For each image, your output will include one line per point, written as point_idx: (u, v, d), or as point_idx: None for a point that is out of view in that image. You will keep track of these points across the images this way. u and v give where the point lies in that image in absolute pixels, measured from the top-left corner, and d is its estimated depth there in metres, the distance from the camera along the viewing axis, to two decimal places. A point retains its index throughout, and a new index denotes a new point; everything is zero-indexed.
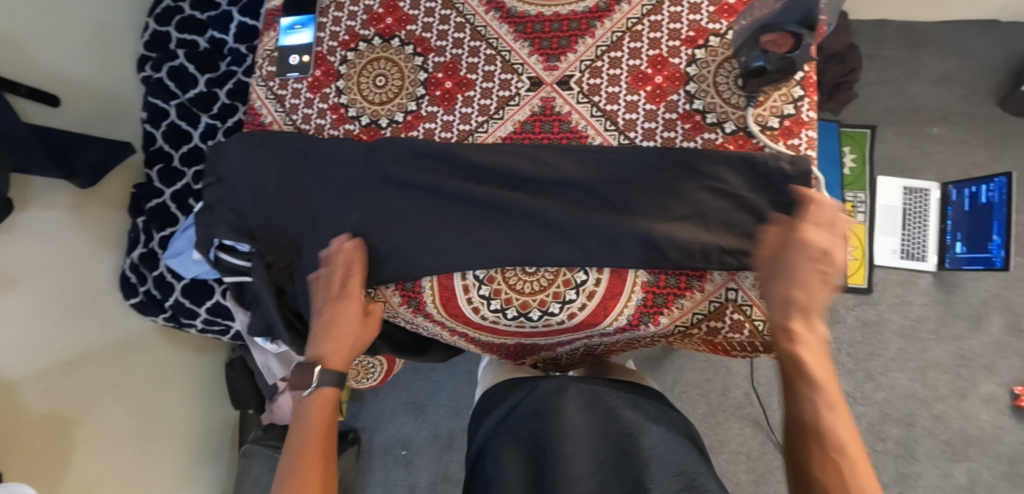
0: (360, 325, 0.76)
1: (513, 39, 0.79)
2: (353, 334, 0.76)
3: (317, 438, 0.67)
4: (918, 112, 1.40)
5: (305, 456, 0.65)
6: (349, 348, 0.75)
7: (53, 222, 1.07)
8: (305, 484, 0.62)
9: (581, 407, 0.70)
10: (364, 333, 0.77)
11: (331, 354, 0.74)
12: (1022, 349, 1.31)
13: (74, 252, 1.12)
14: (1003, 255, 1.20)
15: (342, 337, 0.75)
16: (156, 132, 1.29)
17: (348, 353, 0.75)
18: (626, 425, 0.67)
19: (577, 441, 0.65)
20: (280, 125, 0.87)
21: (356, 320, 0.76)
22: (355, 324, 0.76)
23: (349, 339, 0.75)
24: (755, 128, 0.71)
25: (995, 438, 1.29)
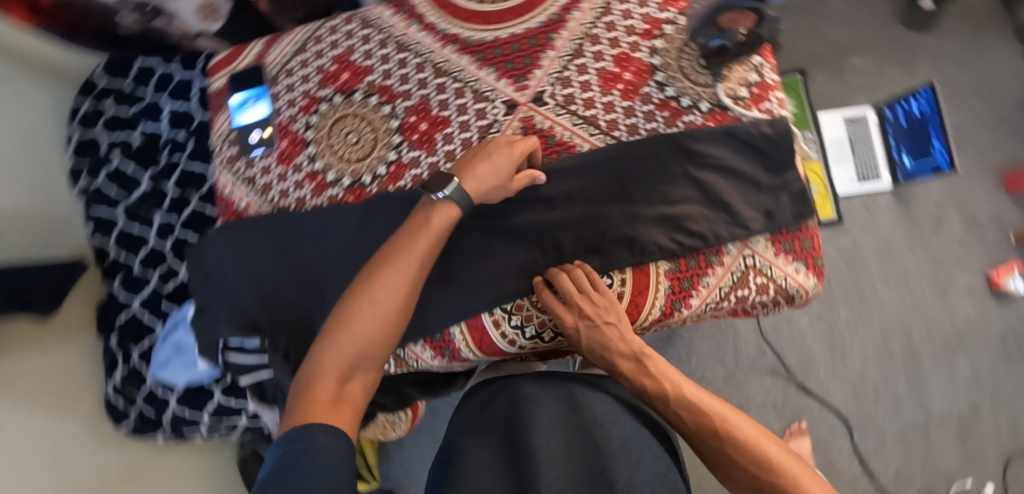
0: (508, 172, 0.70)
1: (477, 68, 0.79)
2: (502, 173, 0.69)
3: (405, 260, 0.66)
4: (837, 48, 1.50)
5: (385, 278, 0.65)
6: (488, 177, 0.68)
7: (21, 366, 1.00)
8: (362, 317, 0.63)
9: (558, 403, 0.67)
10: (507, 183, 0.70)
11: (467, 174, 0.68)
12: (983, 239, 1.42)
13: (50, 391, 1.04)
14: (949, 157, 1.40)
15: (488, 162, 0.69)
16: (109, 242, 1.21)
17: (485, 181, 0.69)
18: (600, 420, 0.65)
19: (552, 435, 0.64)
20: (257, 207, 0.84)
21: (513, 155, 0.70)
22: (509, 163, 0.69)
23: (490, 168, 0.69)
24: (728, 101, 0.75)
25: (982, 325, 1.38)
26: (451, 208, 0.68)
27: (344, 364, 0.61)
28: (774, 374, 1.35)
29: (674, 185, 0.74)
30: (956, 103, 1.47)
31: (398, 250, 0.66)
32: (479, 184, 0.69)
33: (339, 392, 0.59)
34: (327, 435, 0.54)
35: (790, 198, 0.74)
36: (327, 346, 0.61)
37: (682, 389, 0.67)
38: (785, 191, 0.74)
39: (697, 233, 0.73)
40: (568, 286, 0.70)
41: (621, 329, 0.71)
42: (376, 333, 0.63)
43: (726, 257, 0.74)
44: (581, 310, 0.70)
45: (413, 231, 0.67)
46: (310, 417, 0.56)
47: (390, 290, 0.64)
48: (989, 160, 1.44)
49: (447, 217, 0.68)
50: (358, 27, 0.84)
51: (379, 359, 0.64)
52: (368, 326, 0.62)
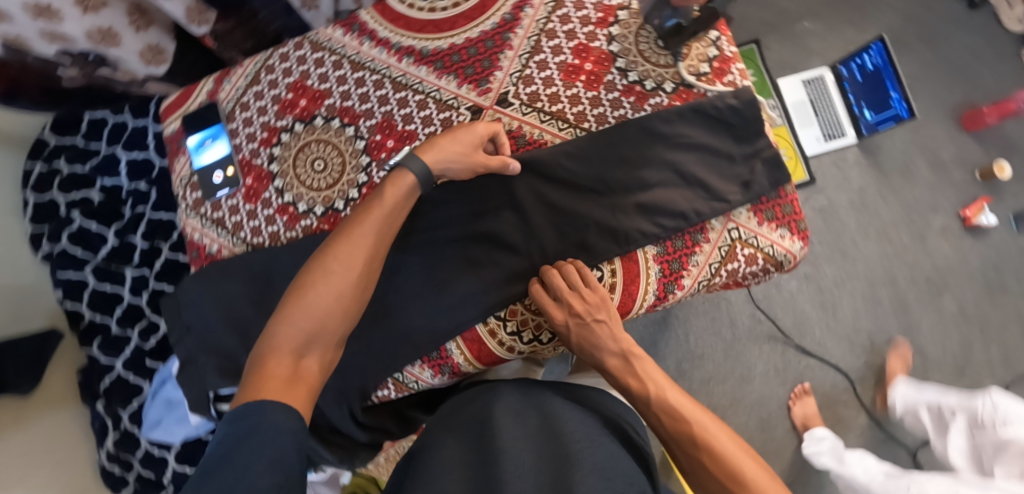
0: (472, 146, 0.71)
1: (437, 77, 0.78)
2: (467, 147, 0.71)
3: (362, 233, 0.68)
4: (786, 15, 1.53)
5: (343, 249, 0.67)
6: (449, 147, 0.70)
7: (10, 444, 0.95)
8: (320, 286, 0.64)
9: (538, 412, 0.69)
10: (472, 159, 0.71)
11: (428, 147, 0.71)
12: (951, 179, 1.46)
13: (50, 462, 1.01)
14: (907, 106, 1.41)
15: (451, 135, 0.71)
16: (82, 306, 1.17)
17: (446, 152, 0.70)
18: (578, 432, 0.66)
19: (524, 435, 0.64)
20: (230, 249, 0.81)
21: (475, 129, 0.72)
22: (472, 137, 0.71)
23: (453, 142, 0.70)
24: (692, 78, 0.74)
25: (962, 263, 1.42)
26: (408, 179, 0.70)
27: (298, 340, 0.61)
28: (771, 339, 1.36)
29: (650, 168, 0.74)
30: (906, 53, 1.50)
31: (354, 226, 0.68)
32: (439, 156, 0.70)
33: (293, 367, 0.60)
34: (275, 409, 0.54)
35: (764, 166, 0.74)
36: (285, 317, 0.62)
37: (668, 394, 0.69)
38: (758, 158, 0.74)
39: (680, 213, 0.73)
40: (558, 282, 0.70)
41: (611, 326, 0.71)
42: (333, 303, 0.64)
43: (712, 233, 0.74)
44: (575, 309, 0.69)
45: (367, 207, 0.69)
46: (260, 391, 0.56)
47: (345, 266, 0.66)
48: (945, 103, 1.48)
49: (402, 188, 0.70)
50: (309, 51, 0.82)
51: (335, 335, 0.65)
52: (322, 301, 0.64)
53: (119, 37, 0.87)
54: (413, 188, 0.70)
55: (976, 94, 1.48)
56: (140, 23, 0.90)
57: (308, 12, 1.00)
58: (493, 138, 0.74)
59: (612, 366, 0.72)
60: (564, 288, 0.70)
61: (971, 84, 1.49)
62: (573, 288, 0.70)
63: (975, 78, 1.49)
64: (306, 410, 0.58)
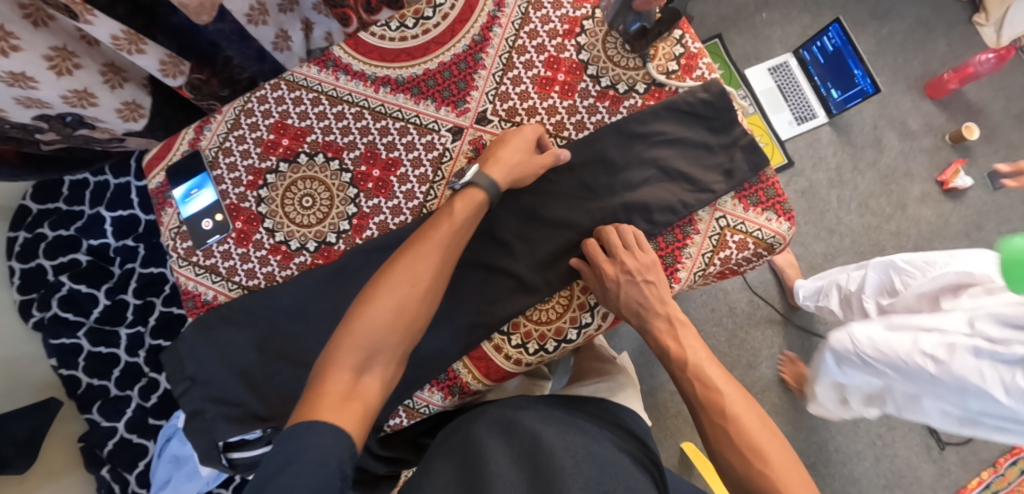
0: (526, 151, 0.73)
1: (415, 103, 0.80)
2: (522, 151, 0.73)
3: (427, 249, 0.66)
4: (743, 8, 1.59)
5: (407, 265, 0.65)
6: (508, 157, 0.72)
7: None
8: (384, 303, 0.63)
9: (542, 420, 0.71)
10: (529, 162, 0.73)
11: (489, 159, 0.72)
12: (921, 146, 1.51)
13: None
14: (871, 81, 1.42)
15: (506, 146, 0.73)
16: (78, 372, 1.16)
17: (507, 162, 0.72)
18: (577, 442, 0.68)
19: (521, 443, 0.67)
20: (227, 294, 0.81)
21: (525, 135, 0.74)
22: (524, 141, 0.73)
23: (509, 150, 0.72)
24: (662, 78, 0.76)
25: (942, 224, 1.48)
26: (473, 192, 0.70)
27: (358, 358, 0.60)
28: (772, 322, 1.41)
29: (633, 168, 0.76)
30: (863, 31, 1.56)
31: (420, 241, 0.68)
32: (501, 166, 0.71)
33: (353, 385, 0.59)
34: (326, 433, 0.53)
35: (742, 152, 0.75)
36: (346, 333, 0.61)
37: (703, 365, 0.72)
38: (736, 147, 0.76)
39: (668, 207, 0.74)
40: (616, 241, 0.72)
41: (659, 289, 0.73)
42: (396, 321, 0.63)
43: (700, 224, 0.76)
44: (624, 261, 0.70)
45: (434, 223, 0.69)
46: (317, 411, 0.56)
47: (412, 282, 0.65)
48: (906, 75, 1.54)
49: (469, 202, 0.70)
50: (285, 91, 0.82)
51: (397, 351, 0.63)
52: (384, 316, 0.62)
53: (96, 96, 0.88)
54: (481, 203, 0.71)
55: (934, 63, 1.54)
56: (114, 80, 0.90)
57: (281, 54, 1.02)
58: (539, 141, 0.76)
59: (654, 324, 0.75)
60: (615, 247, 0.71)
61: (928, 54, 1.54)
62: (626, 247, 0.72)
63: (931, 48, 1.54)
64: (359, 432, 0.57)
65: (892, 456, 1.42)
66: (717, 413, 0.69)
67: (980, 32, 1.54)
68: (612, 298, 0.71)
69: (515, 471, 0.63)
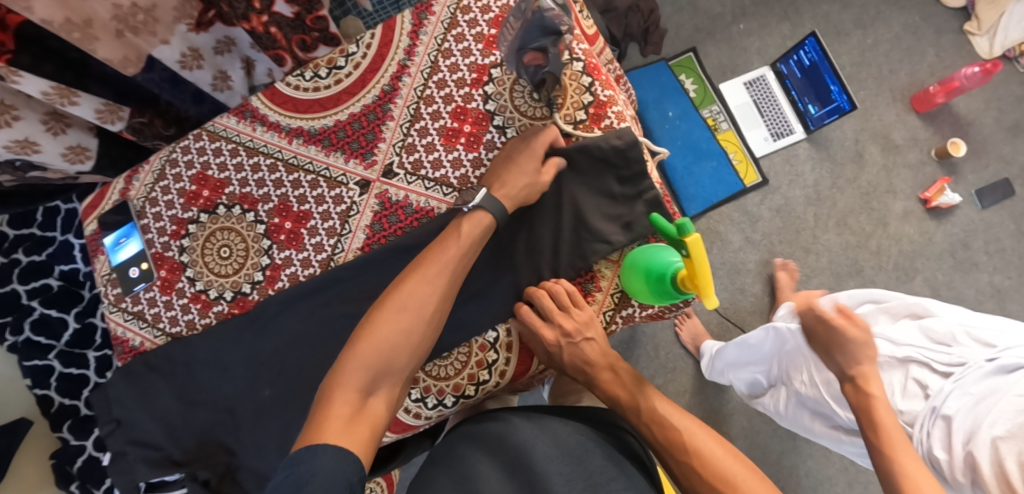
0: (534, 170, 0.72)
1: (325, 155, 0.80)
2: (530, 172, 0.71)
3: (434, 269, 0.68)
4: (720, 19, 1.52)
5: (416, 283, 0.67)
6: (516, 181, 0.71)
7: None
8: (392, 322, 0.65)
9: (536, 430, 0.72)
10: (536, 185, 0.72)
11: (500, 184, 0.72)
12: (906, 162, 1.43)
13: None
14: (847, 97, 1.35)
15: (513, 167, 0.72)
16: (51, 391, 1.21)
17: (514, 185, 0.71)
18: (570, 450, 0.69)
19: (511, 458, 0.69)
20: (153, 341, 0.84)
21: (532, 157, 0.72)
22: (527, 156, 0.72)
23: (516, 173, 0.71)
24: (567, 129, 0.75)
25: (926, 243, 1.40)
26: (481, 217, 0.70)
27: (366, 380, 0.61)
28: None
29: (536, 219, 0.75)
30: (846, 41, 1.48)
31: (427, 261, 0.68)
32: (509, 189, 0.71)
33: (357, 405, 0.60)
34: (333, 455, 0.54)
35: (645, 206, 0.74)
36: (355, 353, 0.63)
37: (657, 406, 0.73)
38: (641, 199, 0.74)
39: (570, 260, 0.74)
40: (551, 306, 0.72)
41: (599, 345, 0.75)
42: (404, 342, 0.65)
43: (603, 281, 0.76)
44: (564, 321, 0.72)
45: (442, 243, 0.69)
46: (325, 432, 0.56)
47: (419, 303, 0.66)
48: (891, 86, 1.46)
49: (476, 226, 0.70)
50: (207, 142, 0.84)
51: (403, 373, 0.65)
52: (394, 336, 0.64)
53: (39, 144, 0.91)
54: (488, 226, 0.71)
55: (923, 73, 1.45)
56: (56, 127, 0.93)
57: (221, 94, 1.05)
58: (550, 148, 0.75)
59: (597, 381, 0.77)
60: (549, 309, 0.72)
61: (916, 65, 1.46)
62: (561, 306, 0.73)
63: (919, 57, 1.46)
64: (367, 453, 0.58)
65: (867, 484, 1.34)
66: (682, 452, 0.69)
67: (972, 41, 1.46)
68: (557, 358, 0.74)
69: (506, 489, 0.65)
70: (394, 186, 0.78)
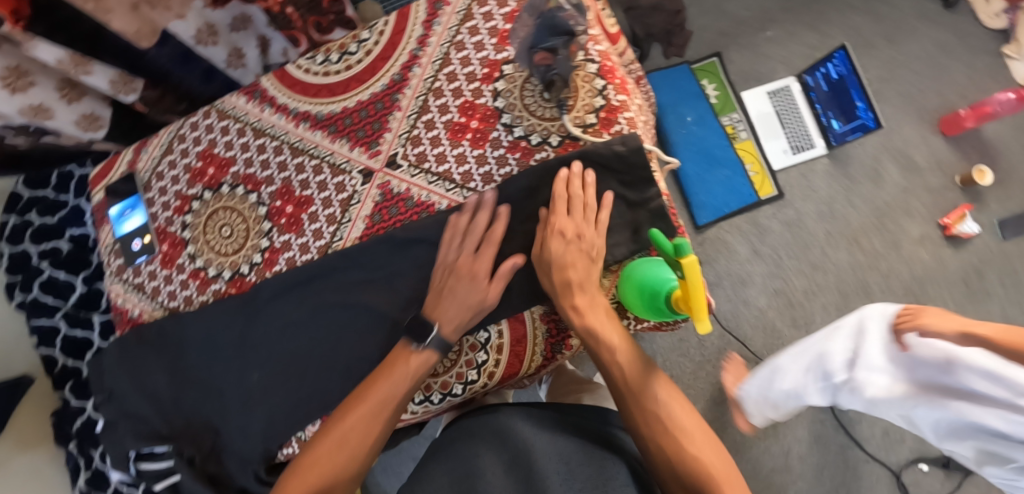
0: (478, 301, 0.70)
1: (330, 141, 0.80)
2: (474, 306, 0.70)
3: (376, 399, 0.69)
4: (745, 25, 1.49)
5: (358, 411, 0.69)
6: (457, 315, 0.70)
7: None
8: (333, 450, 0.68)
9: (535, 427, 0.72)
10: (485, 311, 0.71)
11: (443, 319, 0.70)
12: (926, 184, 1.39)
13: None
14: (872, 115, 1.39)
15: (454, 298, 0.71)
16: (55, 351, 1.24)
17: (458, 320, 0.70)
18: (569, 446, 0.70)
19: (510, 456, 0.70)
20: (149, 313, 0.85)
21: (478, 285, 0.71)
22: (471, 284, 0.71)
23: (462, 309, 0.70)
24: (575, 132, 0.73)
25: (940, 269, 1.36)
26: (427, 356, 0.70)
27: None
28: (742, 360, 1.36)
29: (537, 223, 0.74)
30: (875, 55, 1.43)
31: (369, 390, 0.70)
32: (454, 323, 0.70)
33: None
34: None
35: (650, 215, 0.72)
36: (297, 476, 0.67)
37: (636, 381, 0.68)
38: (645, 208, 0.72)
39: None
40: (556, 241, 0.69)
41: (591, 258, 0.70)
42: (345, 466, 0.68)
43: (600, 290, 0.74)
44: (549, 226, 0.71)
45: (384, 374, 0.70)
46: None
47: (357, 432, 0.69)
48: (917, 105, 1.41)
49: (419, 362, 0.70)
50: (216, 120, 0.84)
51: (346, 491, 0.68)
52: (333, 461, 0.67)
53: (52, 110, 0.92)
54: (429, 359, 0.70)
55: (953, 93, 1.40)
56: (71, 95, 0.94)
57: (235, 71, 1.04)
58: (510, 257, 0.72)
59: (598, 358, 0.70)
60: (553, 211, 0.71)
61: (946, 85, 1.41)
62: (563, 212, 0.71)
63: (950, 77, 1.41)
64: None
65: None
66: (680, 451, 0.63)
67: (1009, 65, 1.40)
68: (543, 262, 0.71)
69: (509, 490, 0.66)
70: (397, 177, 0.77)
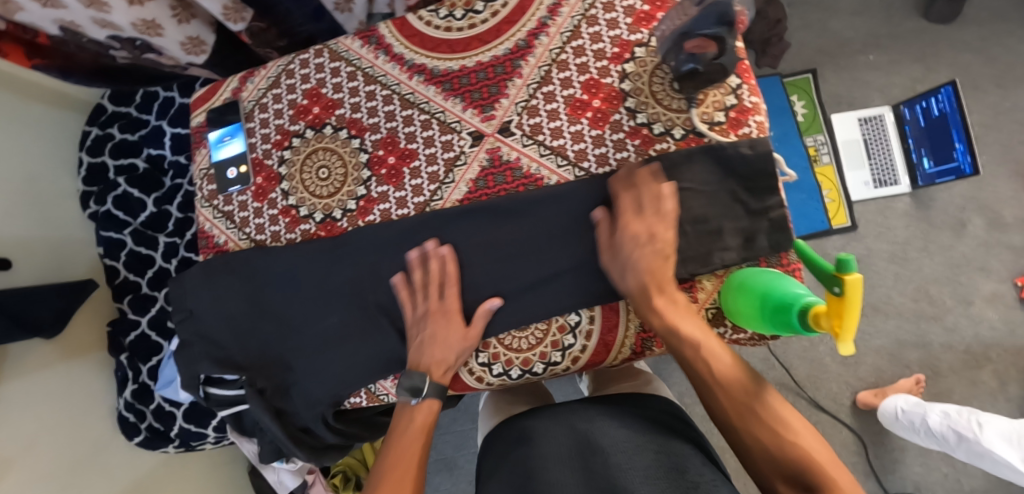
0: (461, 340, 0.72)
1: (443, 99, 0.78)
2: (460, 347, 0.72)
3: (406, 450, 0.69)
4: (846, 44, 1.36)
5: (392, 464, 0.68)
6: (446, 359, 0.72)
7: (36, 384, 1.06)
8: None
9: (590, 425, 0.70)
10: (473, 346, 0.72)
11: (434, 364, 0.72)
12: (1013, 242, 1.26)
13: (73, 396, 1.15)
14: (975, 160, 1.21)
15: (441, 344, 0.72)
16: (118, 264, 1.28)
17: (448, 361, 0.72)
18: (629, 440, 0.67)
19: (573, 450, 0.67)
20: (236, 242, 0.85)
21: (455, 328, 0.72)
22: (442, 329, 0.72)
23: (437, 352, 0.72)
24: (702, 127, 0.71)
25: (1011, 334, 1.24)
26: (431, 403, 0.73)
27: None
28: (782, 387, 1.27)
29: None
30: (981, 98, 1.31)
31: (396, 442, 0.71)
32: (445, 367, 0.72)
33: None
34: None
35: (770, 225, 0.70)
36: None
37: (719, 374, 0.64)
38: (765, 217, 0.70)
39: (686, 257, 0.70)
40: (629, 247, 0.67)
41: (660, 253, 0.67)
42: None
43: (701, 292, 0.72)
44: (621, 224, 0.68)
45: (402, 430, 0.72)
46: None
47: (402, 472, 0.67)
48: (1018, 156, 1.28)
49: (427, 411, 0.73)
50: (327, 60, 0.83)
51: None
52: None
53: (162, 28, 0.91)
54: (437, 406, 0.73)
55: None
56: (183, 15, 0.93)
57: (341, 15, 1.02)
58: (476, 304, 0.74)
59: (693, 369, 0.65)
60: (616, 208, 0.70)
61: None
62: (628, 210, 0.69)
63: None
64: None
65: None
66: (799, 460, 0.57)
67: None
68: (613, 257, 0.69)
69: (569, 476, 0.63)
70: (508, 145, 0.75)
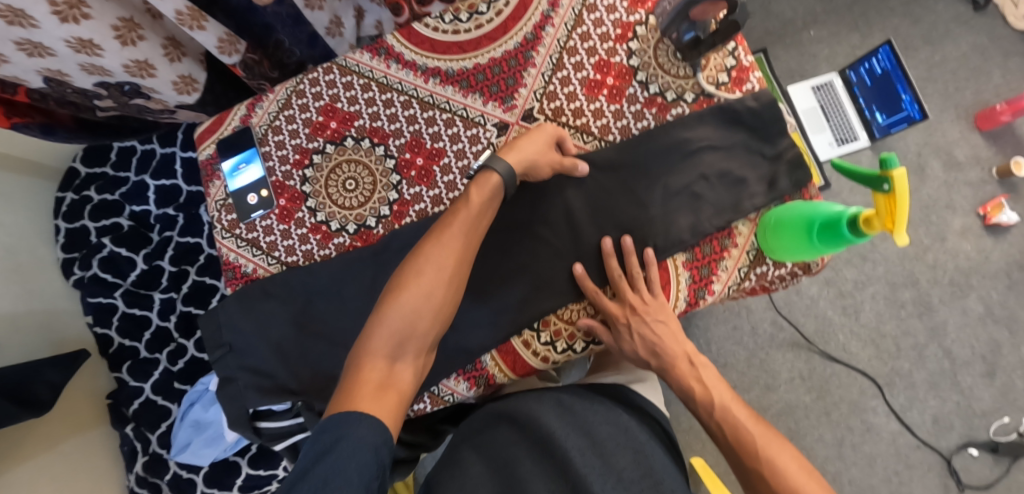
0: (544, 147, 0.72)
1: (463, 97, 0.81)
2: (543, 148, 0.72)
3: (450, 232, 0.66)
4: (791, 24, 1.45)
5: (433, 250, 0.65)
6: (527, 148, 0.71)
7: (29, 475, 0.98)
8: (405, 289, 0.63)
9: (562, 417, 0.73)
10: (547, 162, 0.73)
11: (513, 149, 0.71)
12: (969, 179, 1.33)
13: (80, 477, 1.07)
14: (920, 108, 1.28)
15: (527, 137, 0.72)
16: (110, 332, 1.21)
17: (525, 153, 0.71)
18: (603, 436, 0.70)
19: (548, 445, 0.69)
20: (265, 269, 0.83)
21: (547, 135, 0.73)
22: (550, 142, 0.73)
23: (544, 162, 0.73)
24: (711, 89, 0.76)
25: (984, 262, 1.29)
26: (492, 184, 0.69)
27: (393, 345, 0.61)
28: (794, 346, 1.28)
29: (676, 175, 0.76)
30: (913, 56, 1.40)
31: (442, 228, 0.67)
32: (520, 157, 0.71)
33: (383, 376, 0.59)
34: (364, 422, 0.54)
35: (787, 166, 0.75)
36: (376, 322, 0.61)
37: (732, 407, 0.70)
38: (782, 160, 0.75)
39: (722, 203, 0.75)
40: (623, 284, 0.74)
41: (669, 328, 0.74)
42: (426, 307, 0.63)
43: (739, 237, 0.76)
44: (626, 310, 0.73)
45: (455, 211, 0.68)
46: (356, 399, 0.56)
47: (438, 266, 0.65)
48: (956, 102, 1.37)
49: (485, 189, 0.69)
50: (337, 76, 0.83)
51: (427, 340, 0.64)
52: (415, 305, 0.63)
53: (156, 69, 0.87)
54: (497, 187, 0.70)
55: (988, 92, 1.37)
56: (174, 54, 0.90)
57: (332, 39, 1.05)
58: (561, 143, 0.76)
59: (712, 430, 0.71)
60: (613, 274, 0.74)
61: (981, 84, 1.37)
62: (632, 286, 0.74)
63: (984, 77, 1.37)
64: (396, 417, 0.58)
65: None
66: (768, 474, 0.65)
67: None
68: (620, 332, 0.73)
69: (551, 489, 0.65)
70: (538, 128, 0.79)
